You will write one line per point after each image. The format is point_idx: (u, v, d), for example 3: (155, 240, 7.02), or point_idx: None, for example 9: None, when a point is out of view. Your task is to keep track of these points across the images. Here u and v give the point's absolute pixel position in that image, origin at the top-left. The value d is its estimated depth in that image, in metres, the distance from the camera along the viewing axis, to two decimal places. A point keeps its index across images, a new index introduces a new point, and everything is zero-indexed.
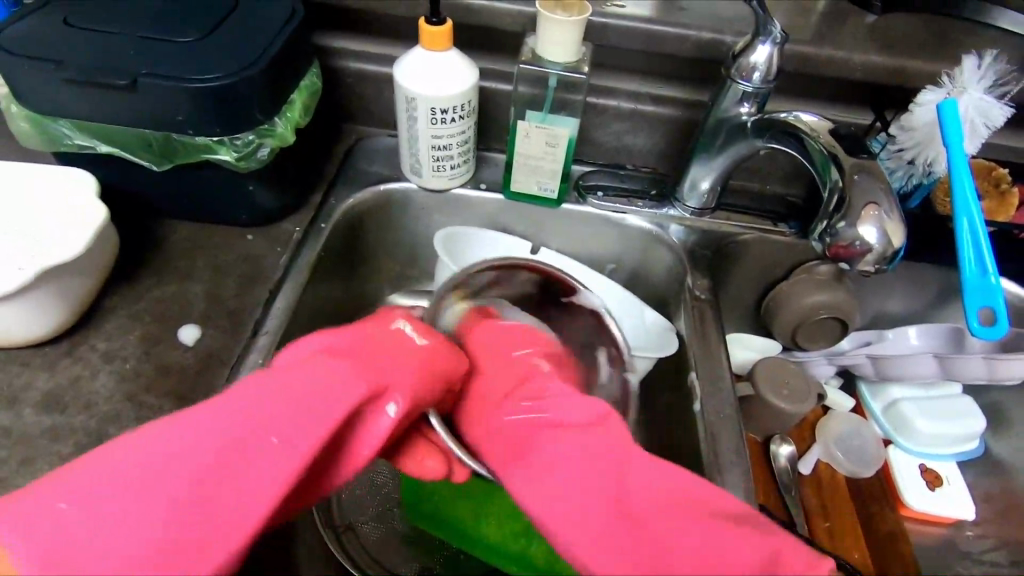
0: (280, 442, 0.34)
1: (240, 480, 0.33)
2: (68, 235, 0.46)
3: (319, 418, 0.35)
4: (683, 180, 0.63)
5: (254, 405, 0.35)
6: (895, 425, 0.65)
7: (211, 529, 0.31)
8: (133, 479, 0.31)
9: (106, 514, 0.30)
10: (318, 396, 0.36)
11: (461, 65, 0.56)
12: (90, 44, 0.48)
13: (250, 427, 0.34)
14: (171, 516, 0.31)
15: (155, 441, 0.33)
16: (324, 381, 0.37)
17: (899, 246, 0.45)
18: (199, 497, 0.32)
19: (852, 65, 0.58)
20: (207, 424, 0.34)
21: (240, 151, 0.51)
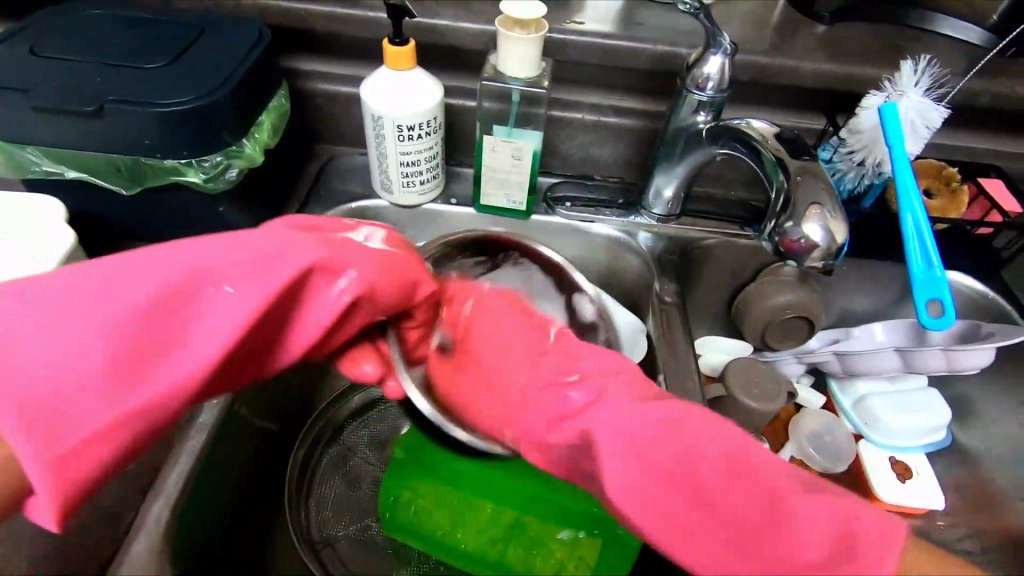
0: (230, 292, 0.34)
1: (189, 321, 0.34)
2: (67, 234, 0.49)
3: (267, 280, 0.35)
4: (648, 188, 0.65)
5: (206, 253, 0.35)
6: (864, 419, 0.66)
7: (150, 363, 0.33)
8: (88, 298, 0.33)
9: (54, 326, 0.32)
10: (273, 253, 0.36)
11: (425, 83, 0.58)
12: (56, 73, 0.49)
13: (196, 268, 0.34)
14: (110, 341, 0.32)
15: (109, 275, 0.34)
16: (277, 246, 0.36)
17: (842, 243, 0.47)
18: (132, 329, 0.33)
19: (803, 72, 0.60)
20: (158, 265, 0.34)
21: (208, 173, 0.52)
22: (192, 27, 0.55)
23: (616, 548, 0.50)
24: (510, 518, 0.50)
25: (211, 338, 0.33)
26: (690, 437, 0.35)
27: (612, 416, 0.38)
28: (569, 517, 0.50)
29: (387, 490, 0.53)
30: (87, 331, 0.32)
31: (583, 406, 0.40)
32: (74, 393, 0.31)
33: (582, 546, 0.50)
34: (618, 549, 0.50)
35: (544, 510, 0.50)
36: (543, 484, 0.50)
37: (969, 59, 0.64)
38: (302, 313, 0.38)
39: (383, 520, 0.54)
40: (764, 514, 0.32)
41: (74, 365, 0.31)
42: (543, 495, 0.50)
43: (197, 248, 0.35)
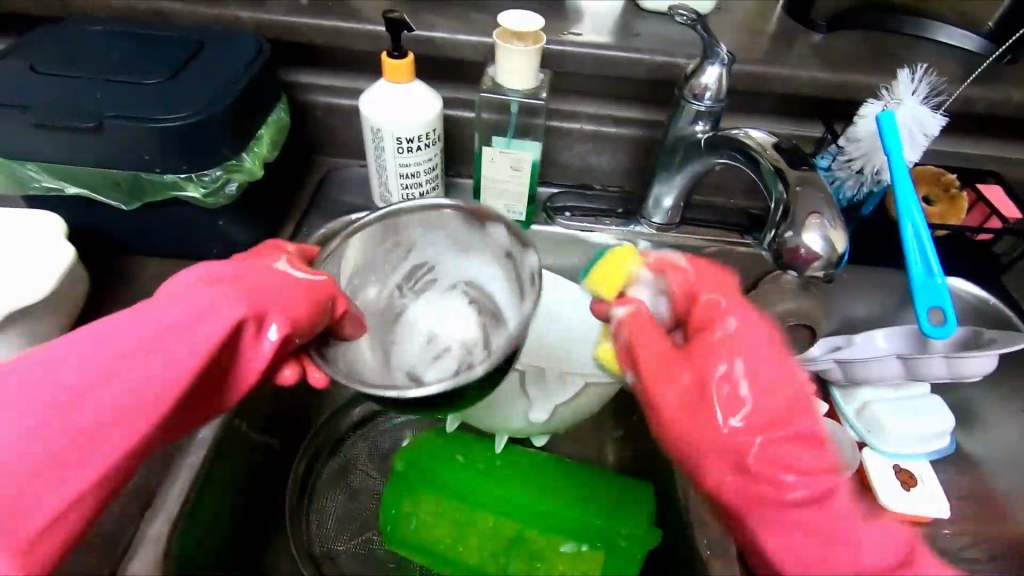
0: (161, 364, 0.34)
1: (106, 399, 0.33)
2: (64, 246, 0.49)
3: (190, 346, 0.34)
4: (647, 197, 0.65)
5: (122, 334, 0.34)
6: (867, 427, 0.66)
7: (81, 442, 0.32)
8: (9, 395, 0.32)
9: None
10: (191, 320, 0.35)
11: (424, 95, 0.58)
12: (56, 90, 0.49)
13: (111, 351, 0.33)
14: (33, 431, 0.31)
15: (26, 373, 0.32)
16: (199, 307, 0.35)
17: (843, 252, 0.47)
18: (65, 419, 0.32)
19: (800, 81, 0.61)
20: (77, 350, 0.33)
21: (208, 187, 0.52)
22: (191, 42, 0.56)
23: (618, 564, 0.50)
24: (512, 530, 0.51)
25: (143, 412, 0.33)
26: (799, 402, 0.35)
27: (756, 351, 0.37)
28: (569, 528, 0.51)
29: (388, 505, 0.53)
30: (16, 430, 0.31)
31: (720, 346, 0.37)
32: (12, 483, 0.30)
33: (585, 559, 0.50)
34: (619, 561, 0.50)
35: (544, 521, 0.51)
36: (542, 496, 0.53)
37: (965, 65, 0.64)
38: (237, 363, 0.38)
39: (383, 536, 0.54)
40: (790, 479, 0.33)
41: (1, 472, 0.30)
42: (544, 506, 0.52)
43: (113, 333, 0.34)
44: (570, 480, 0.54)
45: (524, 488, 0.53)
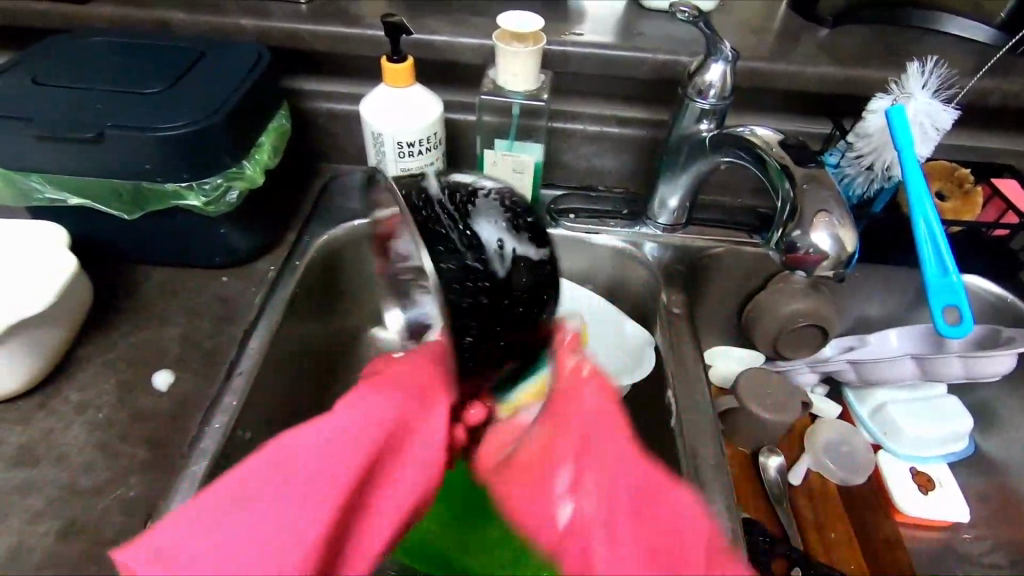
0: (339, 455, 0.37)
1: (290, 495, 0.36)
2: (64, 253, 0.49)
3: (356, 443, 0.37)
4: (652, 198, 0.64)
5: (303, 438, 0.37)
6: (883, 429, 0.65)
7: (283, 533, 0.34)
8: (284, 494, 0.35)
9: (209, 534, 0.34)
10: (354, 446, 0.37)
11: (424, 99, 0.57)
12: (58, 101, 0.50)
13: (305, 462, 0.37)
14: (252, 528, 0.34)
15: (249, 478, 0.35)
16: (352, 413, 0.39)
17: (853, 250, 0.46)
18: (292, 537, 0.34)
19: (807, 77, 0.60)
20: (258, 462, 0.36)
21: (209, 195, 0.52)
22: (193, 51, 0.56)
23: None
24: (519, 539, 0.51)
25: (334, 493, 0.36)
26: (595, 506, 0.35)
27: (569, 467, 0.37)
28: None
29: None
30: (220, 542, 0.34)
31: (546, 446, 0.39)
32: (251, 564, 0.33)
33: None
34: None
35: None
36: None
37: (977, 56, 0.63)
38: (364, 524, 0.37)
39: (391, 546, 0.53)
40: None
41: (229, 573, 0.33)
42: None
43: (294, 440, 0.37)
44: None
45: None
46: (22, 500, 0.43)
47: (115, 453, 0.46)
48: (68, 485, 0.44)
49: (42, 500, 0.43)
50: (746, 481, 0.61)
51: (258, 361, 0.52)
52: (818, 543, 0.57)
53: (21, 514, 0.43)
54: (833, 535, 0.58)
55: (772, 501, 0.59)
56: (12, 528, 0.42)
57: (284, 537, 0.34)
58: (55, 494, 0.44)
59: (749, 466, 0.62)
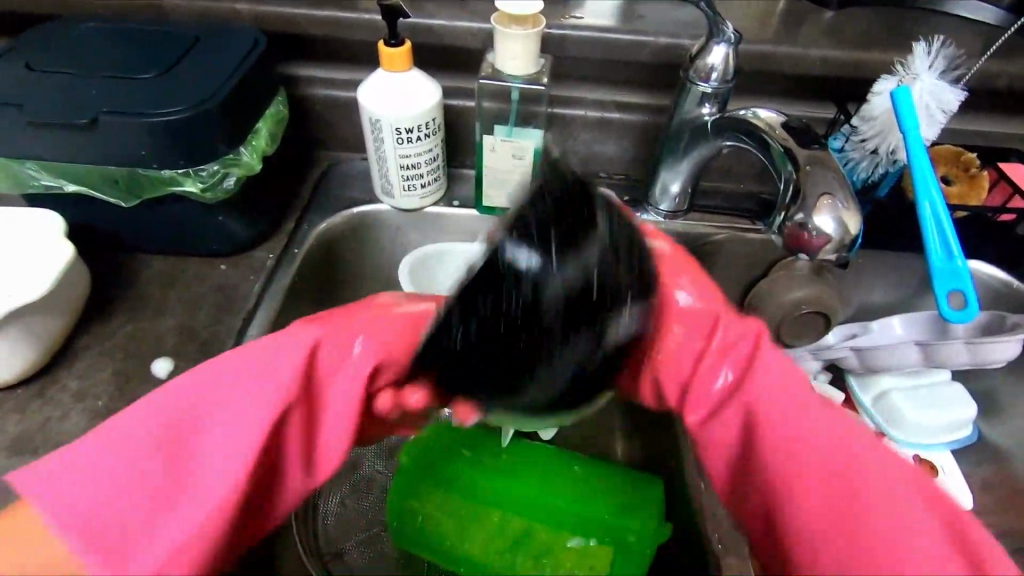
0: (217, 421, 0.39)
1: (201, 438, 0.39)
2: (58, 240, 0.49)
3: (266, 397, 0.39)
4: (653, 184, 0.63)
5: (221, 376, 0.40)
6: (886, 417, 0.64)
7: (183, 472, 0.38)
8: (180, 423, 0.39)
9: (109, 463, 0.37)
10: (268, 379, 0.40)
11: (422, 84, 0.57)
12: (52, 87, 0.49)
13: (208, 402, 0.40)
14: (158, 460, 0.38)
15: (182, 394, 0.40)
16: (283, 362, 0.40)
17: (856, 233, 0.45)
18: (176, 496, 0.37)
19: (811, 60, 0.59)
20: (181, 393, 0.40)
21: (206, 182, 0.52)
22: (188, 37, 0.55)
23: (632, 559, 0.48)
24: (520, 527, 0.50)
25: (237, 457, 0.37)
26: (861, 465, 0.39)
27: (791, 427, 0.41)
28: (580, 521, 0.50)
29: (395, 501, 0.52)
30: (128, 470, 0.37)
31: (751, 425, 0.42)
32: (149, 502, 0.37)
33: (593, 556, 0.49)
34: (634, 559, 0.48)
35: (554, 518, 0.50)
36: (549, 488, 0.52)
37: (985, 38, 0.62)
38: (297, 424, 0.40)
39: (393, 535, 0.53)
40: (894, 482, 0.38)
41: (132, 504, 0.36)
42: (551, 498, 0.51)
43: (206, 381, 0.40)
44: (578, 473, 0.53)
45: (531, 480, 0.52)
46: (22, 487, 0.43)
47: None
48: None
49: None
50: None
51: None
52: None
53: (20, 501, 0.43)
54: None
55: None
56: None
57: (207, 479, 0.37)
58: None
59: None
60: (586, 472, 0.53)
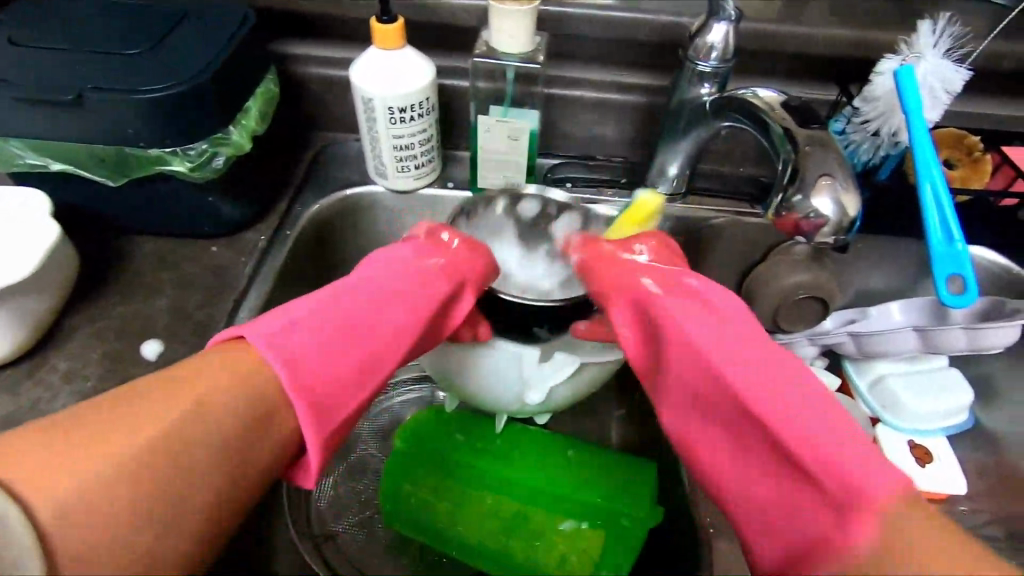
0: (387, 319, 0.42)
1: (350, 335, 0.40)
2: (44, 219, 0.48)
3: (406, 302, 0.43)
4: (651, 166, 0.62)
5: (372, 285, 0.43)
6: (882, 402, 0.64)
7: (364, 349, 0.40)
8: (339, 324, 0.40)
9: (299, 340, 0.37)
10: (420, 295, 0.44)
11: (415, 62, 0.55)
12: (36, 62, 0.48)
13: (354, 305, 0.42)
14: (334, 343, 0.39)
15: (301, 310, 0.39)
16: (409, 278, 0.45)
17: (854, 216, 0.45)
18: (351, 370, 0.39)
19: (814, 40, 0.58)
20: (326, 306, 0.40)
21: (194, 161, 0.51)
22: (176, 11, 0.54)
23: (622, 539, 0.49)
24: (513, 509, 0.50)
25: (371, 343, 0.41)
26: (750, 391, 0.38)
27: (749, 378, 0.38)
28: (572, 505, 0.50)
29: (388, 482, 0.52)
30: (316, 343, 0.38)
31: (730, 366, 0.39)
32: (330, 382, 0.37)
33: (584, 539, 0.49)
34: (624, 541, 0.49)
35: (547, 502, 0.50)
36: (541, 473, 0.52)
37: (992, 18, 0.60)
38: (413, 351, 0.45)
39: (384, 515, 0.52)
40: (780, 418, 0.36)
41: (317, 375, 0.37)
42: (544, 482, 0.51)
43: (369, 285, 0.43)
44: (571, 458, 0.53)
45: (525, 464, 0.52)
46: None
47: None
48: None
49: None
50: None
51: None
52: None
53: None
54: None
55: None
56: None
57: (324, 372, 0.37)
58: None
59: None
60: (579, 457, 0.53)
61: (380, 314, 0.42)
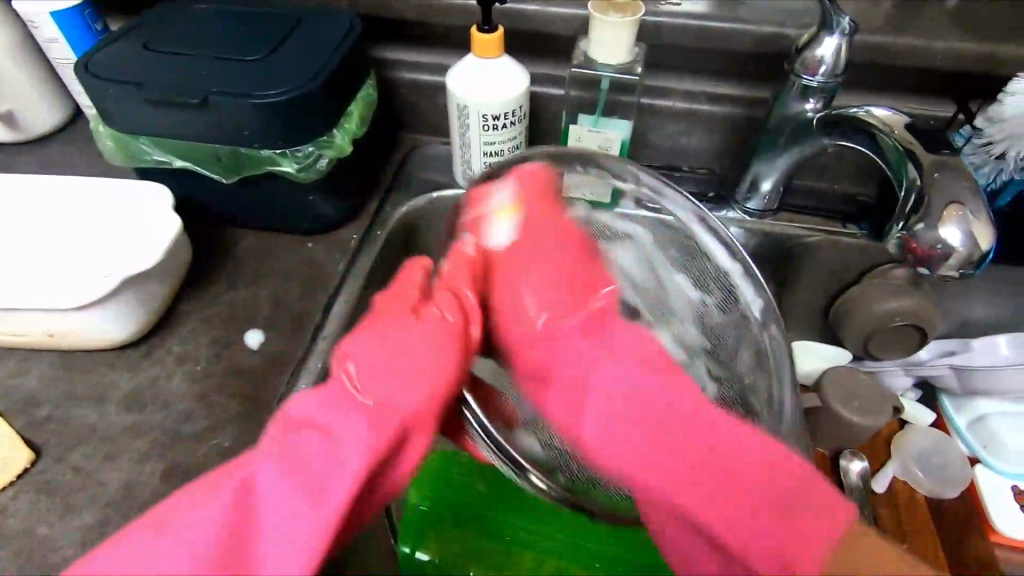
0: (313, 503, 0.30)
1: (302, 503, 0.30)
2: (158, 214, 0.52)
3: (334, 470, 0.31)
4: (743, 178, 0.60)
5: (273, 472, 0.31)
6: (983, 442, 0.60)
7: (309, 489, 0.30)
8: (292, 475, 0.31)
9: (272, 533, 0.30)
10: (353, 452, 0.31)
11: (511, 72, 0.56)
12: (165, 66, 0.52)
13: (266, 500, 0.31)
14: (206, 547, 0.29)
15: (186, 526, 0.29)
16: (325, 444, 0.31)
17: (987, 249, 0.42)
18: (301, 500, 0.30)
19: (931, 53, 0.53)
20: (178, 541, 0.29)
21: (301, 163, 0.53)
22: (284, 22, 0.56)
23: None
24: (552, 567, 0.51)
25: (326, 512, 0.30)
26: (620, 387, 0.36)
27: (613, 375, 0.36)
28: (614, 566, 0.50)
29: (415, 527, 0.52)
30: (278, 541, 0.30)
31: (600, 358, 0.37)
32: (284, 550, 0.29)
33: None
34: None
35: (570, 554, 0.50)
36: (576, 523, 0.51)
37: None
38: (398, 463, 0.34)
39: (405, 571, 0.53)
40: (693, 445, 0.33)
41: (291, 550, 0.29)
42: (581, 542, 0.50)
43: (292, 461, 0.31)
44: None
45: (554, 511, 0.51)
46: (133, 441, 0.47)
47: (212, 404, 0.49)
48: (172, 430, 0.48)
49: (150, 442, 0.47)
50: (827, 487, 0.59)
51: (343, 325, 0.53)
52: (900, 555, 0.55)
53: (132, 453, 0.47)
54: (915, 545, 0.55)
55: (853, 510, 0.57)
56: (125, 465, 0.46)
57: (285, 543, 0.29)
58: (161, 438, 0.47)
59: (831, 470, 0.59)
60: None
61: (325, 465, 0.31)
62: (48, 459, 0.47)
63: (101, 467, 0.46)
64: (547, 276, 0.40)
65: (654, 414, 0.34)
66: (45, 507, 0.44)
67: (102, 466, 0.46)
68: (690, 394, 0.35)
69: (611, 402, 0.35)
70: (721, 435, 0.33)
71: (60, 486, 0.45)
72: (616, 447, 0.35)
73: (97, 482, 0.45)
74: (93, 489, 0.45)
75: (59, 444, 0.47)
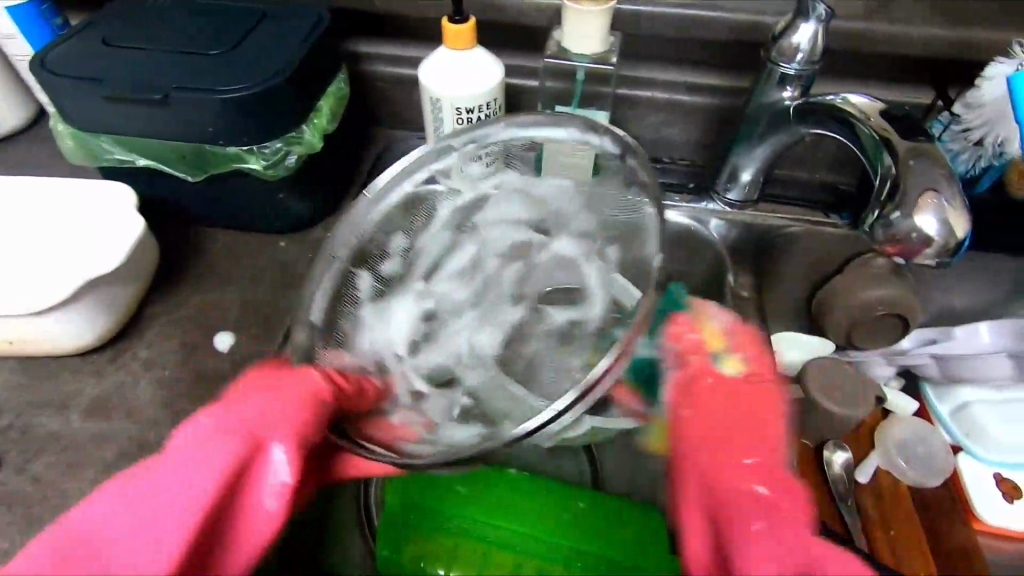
0: (150, 540, 0.30)
1: (139, 537, 0.30)
2: (122, 215, 0.50)
3: (189, 502, 0.31)
4: (722, 169, 0.59)
5: (110, 504, 0.31)
6: (965, 430, 0.60)
7: (152, 517, 0.30)
8: (149, 506, 0.31)
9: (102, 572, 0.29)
10: (193, 473, 0.32)
11: (485, 63, 0.55)
12: (124, 62, 0.50)
13: (105, 532, 0.30)
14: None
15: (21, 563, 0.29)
16: (182, 469, 0.32)
17: (963, 236, 0.41)
18: (142, 524, 0.30)
19: (910, 39, 0.53)
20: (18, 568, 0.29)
21: (269, 160, 0.52)
22: (250, 15, 0.55)
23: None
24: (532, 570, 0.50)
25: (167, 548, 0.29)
26: (744, 451, 0.37)
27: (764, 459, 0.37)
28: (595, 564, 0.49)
29: (390, 531, 0.51)
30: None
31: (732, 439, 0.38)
32: None
33: None
34: None
35: (551, 552, 0.50)
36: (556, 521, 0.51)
37: None
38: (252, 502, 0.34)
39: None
40: (746, 474, 0.36)
41: None
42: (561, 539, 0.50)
43: (128, 493, 0.31)
44: (582, 510, 0.51)
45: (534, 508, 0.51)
46: (97, 450, 0.46)
47: (180, 410, 0.48)
48: (138, 437, 0.47)
49: (115, 451, 0.46)
50: (810, 479, 0.59)
51: None
52: (883, 546, 0.55)
53: (96, 462, 0.45)
54: (898, 533, 0.55)
55: (838, 502, 0.57)
56: (89, 475, 0.45)
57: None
58: (127, 446, 0.46)
59: (814, 463, 0.59)
60: (590, 509, 0.51)
61: (175, 489, 0.31)
62: (9, 469, 0.45)
63: (64, 478, 0.45)
64: (731, 416, 0.39)
65: (748, 456, 0.37)
66: (6, 521, 0.43)
67: (65, 476, 0.45)
68: (760, 426, 0.38)
69: (735, 490, 0.35)
70: (790, 494, 0.34)
71: (20, 498, 0.44)
72: (706, 503, 0.36)
73: (59, 493, 0.44)
74: (56, 500, 0.44)
75: (20, 454, 0.46)
